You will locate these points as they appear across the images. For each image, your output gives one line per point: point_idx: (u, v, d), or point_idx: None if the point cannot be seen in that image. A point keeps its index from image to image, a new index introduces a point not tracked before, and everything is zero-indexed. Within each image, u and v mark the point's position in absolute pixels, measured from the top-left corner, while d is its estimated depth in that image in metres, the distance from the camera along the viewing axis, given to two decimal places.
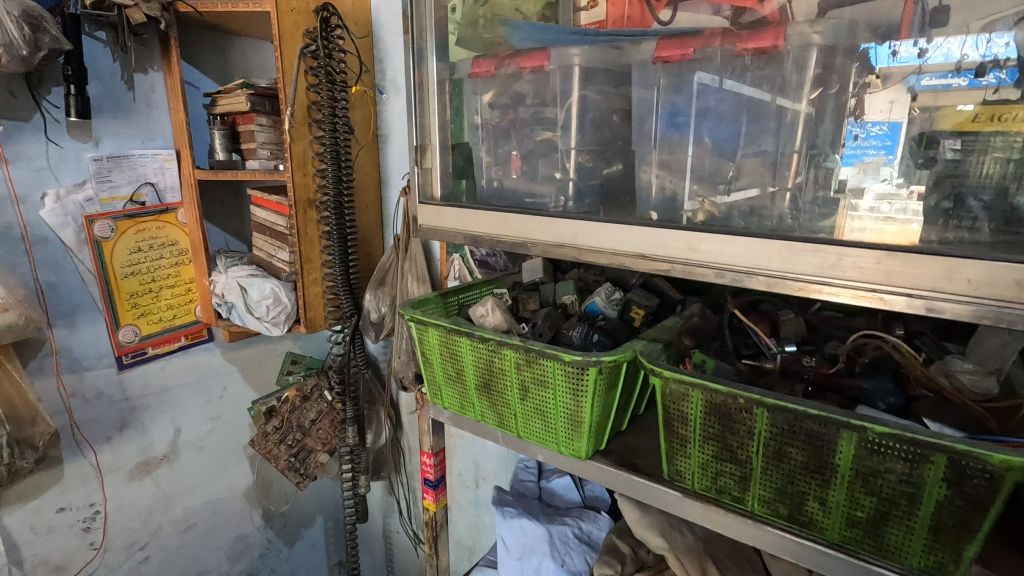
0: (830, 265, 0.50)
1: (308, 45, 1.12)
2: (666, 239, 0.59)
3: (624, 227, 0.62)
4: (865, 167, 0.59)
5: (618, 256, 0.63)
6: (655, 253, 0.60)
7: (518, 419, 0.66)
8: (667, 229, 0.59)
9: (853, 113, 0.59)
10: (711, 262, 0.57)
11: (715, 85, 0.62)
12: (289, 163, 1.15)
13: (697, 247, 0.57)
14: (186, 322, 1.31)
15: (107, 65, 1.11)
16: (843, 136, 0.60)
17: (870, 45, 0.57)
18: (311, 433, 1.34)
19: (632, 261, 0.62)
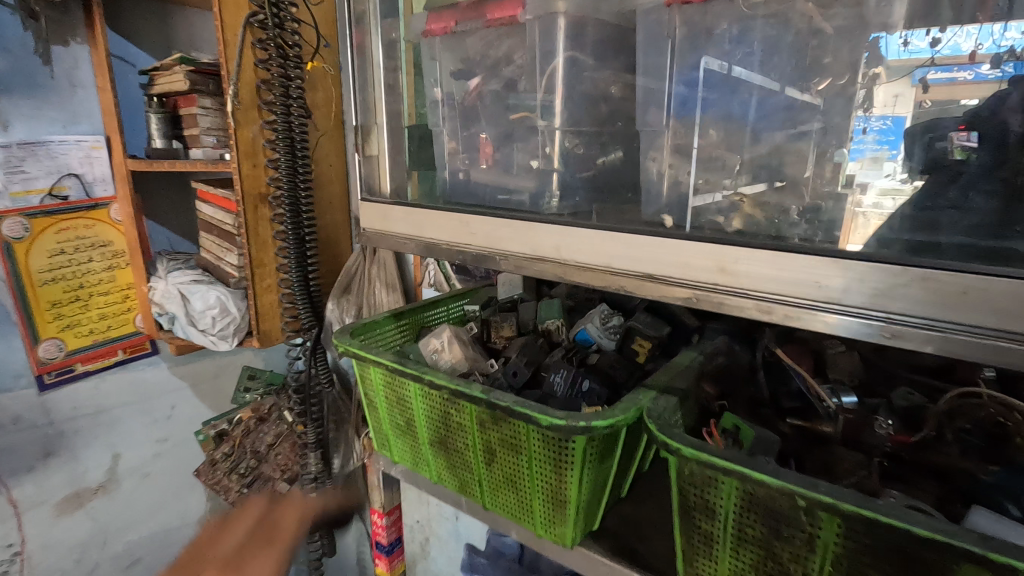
0: (950, 300, 0.34)
1: (255, 13, 0.95)
2: (688, 256, 0.43)
3: (625, 236, 0.46)
4: (867, 163, 0.50)
5: (620, 277, 0.46)
6: (670, 273, 0.44)
7: (483, 488, 0.50)
8: (690, 242, 0.43)
9: (862, 106, 0.49)
10: (753, 289, 0.40)
11: (724, 72, 0.50)
12: (235, 151, 0.98)
13: (732, 268, 0.41)
14: (125, 334, 1.15)
15: (15, 36, 0.94)
16: (849, 131, 0.50)
17: (879, 34, 0.47)
18: (269, 459, 1.16)
19: (640, 283, 0.45)
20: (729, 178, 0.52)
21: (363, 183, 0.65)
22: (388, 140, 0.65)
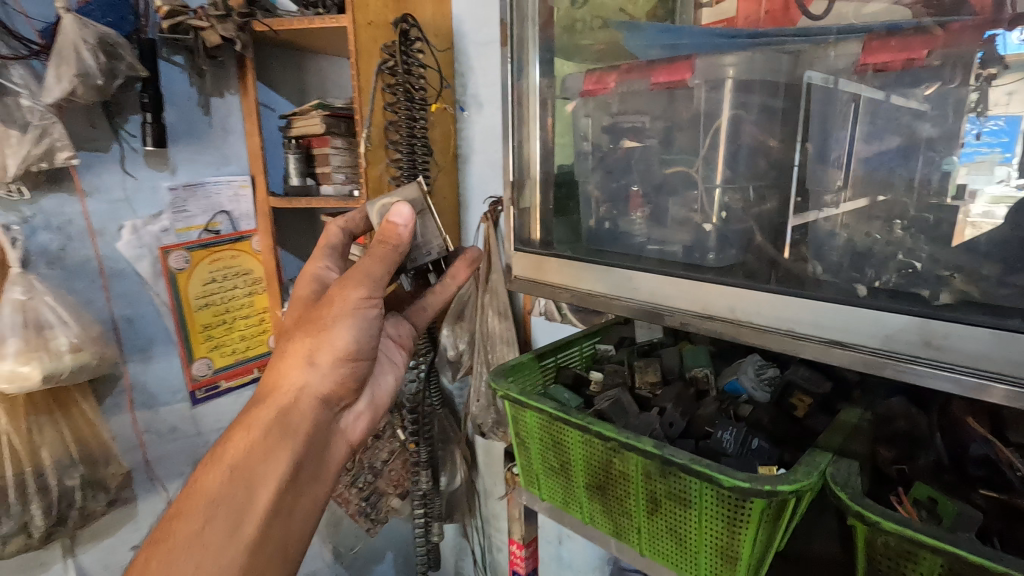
0: None
1: (386, 60, 1.02)
2: (888, 327, 0.41)
3: (813, 303, 0.45)
4: (975, 168, 0.43)
5: (798, 341, 0.46)
6: (854, 337, 0.43)
7: (641, 533, 0.51)
8: (887, 311, 0.41)
9: (975, 109, 0.43)
10: (955, 363, 0.39)
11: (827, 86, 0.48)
12: (365, 188, 1.05)
13: (936, 341, 0.39)
14: (259, 353, 1.27)
15: (183, 90, 1.06)
16: (963, 130, 0.43)
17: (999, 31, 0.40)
18: (384, 474, 1.25)
19: (825, 348, 0.45)
20: (830, 195, 0.49)
21: (516, 231, 0.69)
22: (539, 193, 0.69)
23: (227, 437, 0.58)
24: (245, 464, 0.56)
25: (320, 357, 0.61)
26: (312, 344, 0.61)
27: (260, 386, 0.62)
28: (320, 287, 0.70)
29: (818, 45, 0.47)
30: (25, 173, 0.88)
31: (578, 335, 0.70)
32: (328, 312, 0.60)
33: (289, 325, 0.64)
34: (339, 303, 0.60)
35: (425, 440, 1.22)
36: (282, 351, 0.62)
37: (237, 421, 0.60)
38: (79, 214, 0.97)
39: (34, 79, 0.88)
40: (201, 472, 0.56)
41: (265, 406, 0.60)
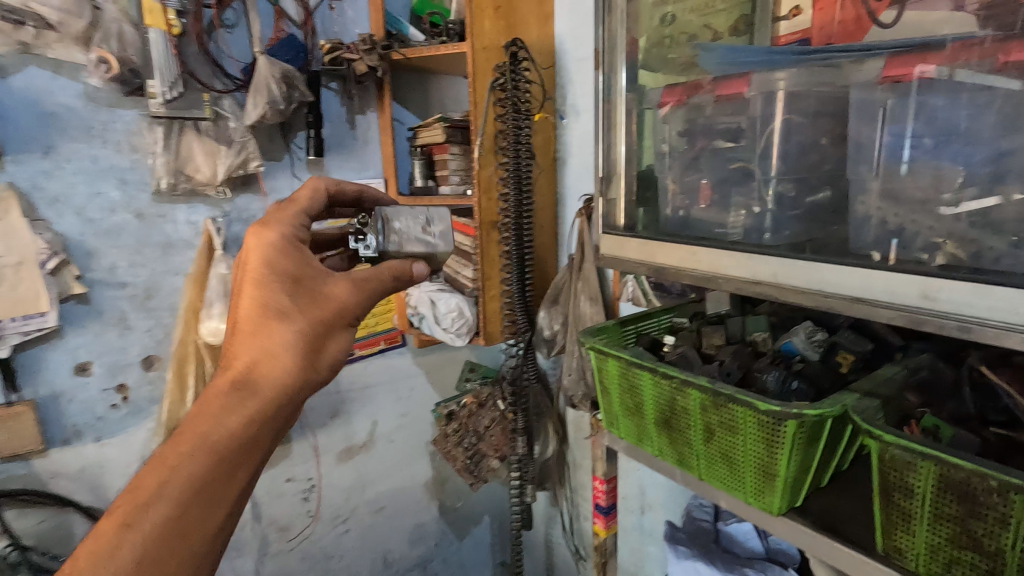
0: None
1: (497, 78, 1.20)
2: (895, 283, 0.52)
3: (842, 267, 0.55)
4: None
5: (828, 298, 0.57)
6: (872, 294, 0.53)
7: (700, 460, 0.63)
8: (897, 272, 0.51)
9: None
10: (948, 313, 0.48)
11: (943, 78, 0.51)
12: (477, 188, 1.24)
13: (933, 294, 0.49)
14: (386, 328, 1.49)
15: (336, 110, 1.31)
16: None
17: None
18: (486, 438, 1.42)
19: (848, 304, 0.55)
20: (949, 194, 0.52)
21: (604, 218, 0.83)
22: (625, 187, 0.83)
23: (206, 423, 0.52)
24: (235, 458, 0.53)
25: (319, 360, 0.60)
26: (307, 339, 0.59)
27: (231, 368, 0.56)
28: (285, 253, 0.62)
29: (853, 62, 0.56)
30: (228, 178, 1.16)
31: (656, 307, 0.82)
32: (328, 318, 0.61)
33: (283, 314, 0.58)
34: (341, 311, 0.62)
35: (522, 409, 1.39)
36: (278, 343, 0.57)
37: (214, 407, 0.54)
38: (261, 210, 1.24)
39: (239, 108, 1.15)
40: (179, 463, 0.50)
41: (239, 391, 0.55)
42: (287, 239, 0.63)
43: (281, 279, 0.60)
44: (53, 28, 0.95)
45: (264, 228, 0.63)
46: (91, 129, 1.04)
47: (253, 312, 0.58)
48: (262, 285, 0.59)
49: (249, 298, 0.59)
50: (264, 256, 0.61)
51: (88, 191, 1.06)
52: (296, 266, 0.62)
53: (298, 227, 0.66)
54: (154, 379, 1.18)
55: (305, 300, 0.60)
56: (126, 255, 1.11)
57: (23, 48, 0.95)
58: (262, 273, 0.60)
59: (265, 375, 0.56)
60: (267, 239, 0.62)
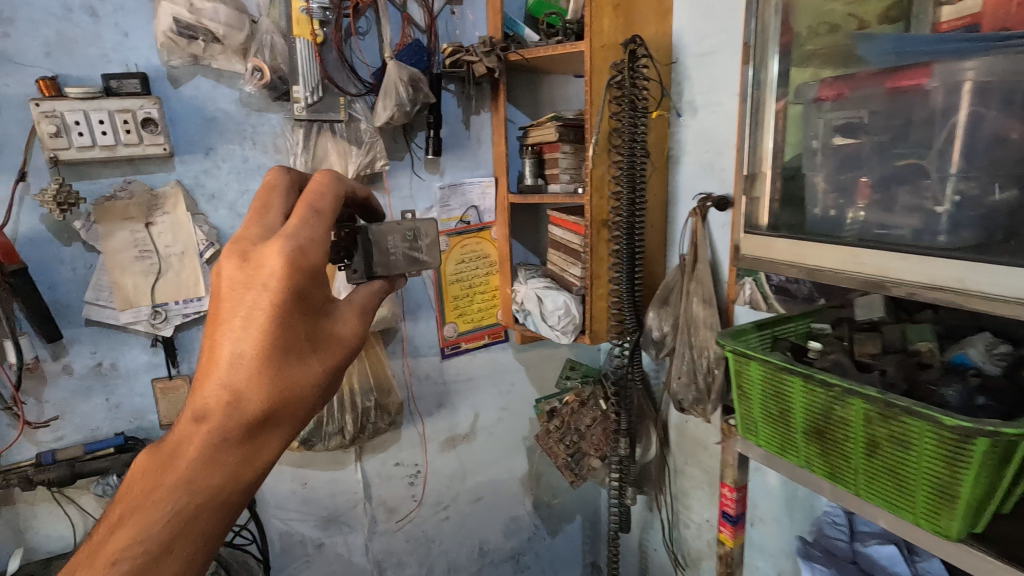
0: None
1: (614, 76, 1.19)
2: None
3: None
4: None
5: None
6: None
7: (857, 473, 0.60)
8: None
9: None
10: None
11: None
12: (589, 186, 1.24)
13: None
14: (490, 323, 1.52)
15: (453, 111, 1.36)
16: None
17: None
18: (587, 437, 1.44)
19: None
20: None
21: (746, 217, 0.81)
22: (769, 186, 0.80)
23: (218, 477, 0.50)
24: (239, 510, 0.52)
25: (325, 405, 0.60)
26: (325, 383, 0.57)
27: (247, 408, 0.51)
28: (307, 279, 0.56)
29: None
30: (357, 176, 1.23)
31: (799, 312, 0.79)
32: (344, 358, 0.60)
33: (302, 359, 0.55)
34: (352, 353, 0.62)
35: (625, 410, 1.37)
36: (298, 395, 0.54)
37: (225, 456, 0.50)
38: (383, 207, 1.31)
39: (369, 110, 1.21)
40: (190, 523, 0.48)
41: (253, 436, 0.52)
42: (316, 263, 0.56)
43: (302, 312, 0.55)
44: (218, 41, 1.05)
45: (299, 248, 0.56)
46: (243, 132, 1.14)
47: (273, 352, 0.53)
48: (287, 322, 0.54)
49: (268, 328, 0.53)
50: (292, 282, 0.54)
51: (239, 188, 1.16)
52: (315, 297, 0.57)
53: (326, 241, 0.58)
54: None
55: (318, 341, 0.58)
56: None
57: (193, 60, 1.06)
58: (288, 305, 0.54)
59: (282, 422, 0.54)
60: (300, 261, 0.55)
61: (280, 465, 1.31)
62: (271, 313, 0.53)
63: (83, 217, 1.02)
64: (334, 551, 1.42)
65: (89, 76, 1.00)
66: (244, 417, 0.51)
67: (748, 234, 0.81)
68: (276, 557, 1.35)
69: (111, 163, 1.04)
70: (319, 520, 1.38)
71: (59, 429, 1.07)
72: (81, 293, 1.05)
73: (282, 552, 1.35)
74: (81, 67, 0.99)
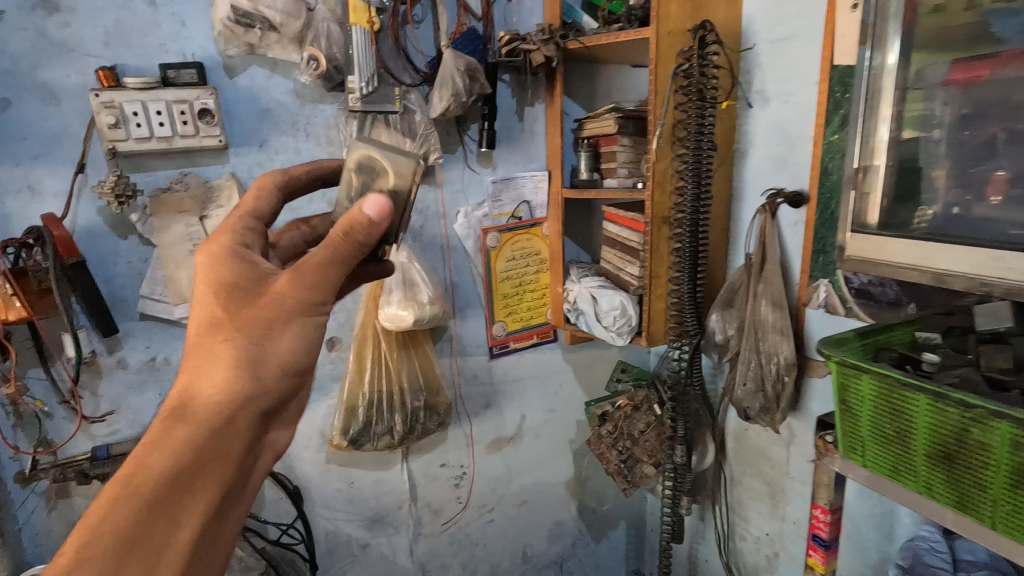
0: None
1: (681, 64, 1.13)
2: None
3: None
4: None
5: None
6: None
7: (994, 503, 0.55)
8: None
9: None
10: None
11: None
12: (651, 181, 1.18)
13: None
14: (539, 323, 1.47)
15: (507, 103, 1.31)
16: None
17: None
18: (640, 443, 1.37)
19: None
20: None
21: (855, 212, 0.76)
22: (883, 178, 0.75)
23: (136, 467, 0.50)
24: (173, 487, 0.50)
25: (262, 367, 0.55)
26: (241, 351, 0.54)
27: (171, 396, 0.54)
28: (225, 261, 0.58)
29: None
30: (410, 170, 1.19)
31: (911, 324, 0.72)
32: (274, 317, 0.55)
33: (214, 325, 0.55)
34: (279, 307, 0.55)
35: (682, 417, 1.30)
36: (211, 359, 0.54)
37: (145, 445, 0.52)
38: (435, 201, 1.27)
39: (423, 101, 1.18)
40: (116, 493, 0.49)
41: (173, 419, 0.53)
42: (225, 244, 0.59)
43: (216, 289, 0.56)
44: (275, 29, 1.02)
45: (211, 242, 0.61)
46: (297, 124, 1.12)
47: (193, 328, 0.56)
48: (200, 303, 0.56)
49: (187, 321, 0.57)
50: (205, 267, 0.57)
51: None
52: (235, 274, 0.57)
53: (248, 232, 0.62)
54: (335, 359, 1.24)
55: (239, 304, 0.56)
56: None
57: (249, 49, 1.04)
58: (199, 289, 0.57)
59: (200, 401, 0.53)
60: (209, 249, 0.59)
61: (327, 464, 1.28)
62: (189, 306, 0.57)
63: (140, 210, 1.01)
64: (378, 552, 1.39)
65: (146, 66, 0.98)
66: (171, 399, 0.54)
67: (856, 232, 0.76)
68: (322, 556, 1.33)
69: (166, 155, 1.02)
70: (364, 521, 1.36)
71: (113, 423, 1.06)
72: (137, 286, 1.04)
73: (327, 553, 1.33)
74: (139, 57, 0.97)
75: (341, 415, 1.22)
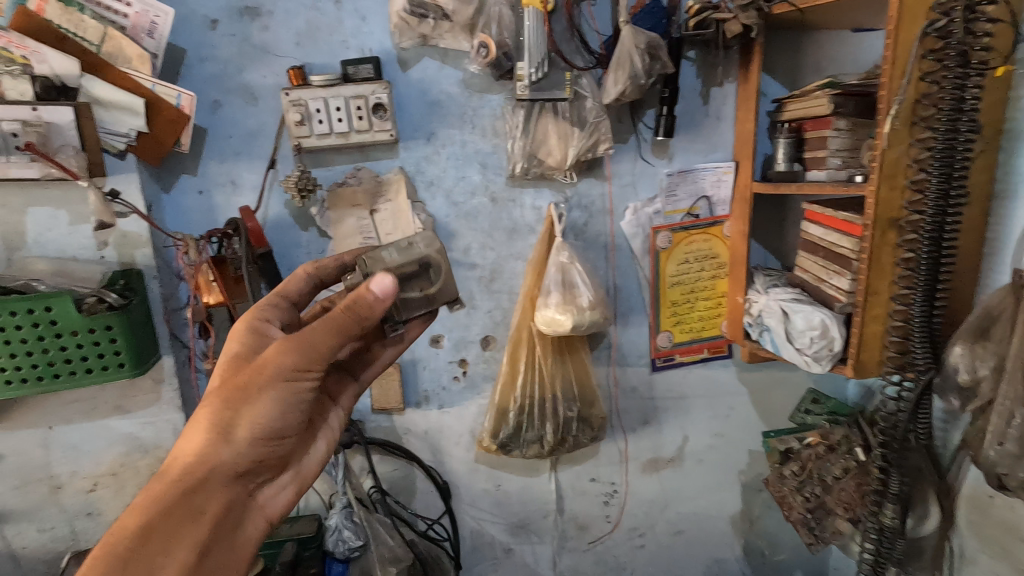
0: None
1: (935, 21, 0.86)
2: None
3: None
4: None
5: None
6: None
7: None
8: None
9: None
10: None
11: None
12: (877, 173, 0.92)
13: None
14: (712, 335, 1.29)
15: (691, 83, 1.14)
16: None
17: None
18: (834, 492, 1.13)
19: None
20: None
21: None
22: None
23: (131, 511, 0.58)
24: (152, 542, 0.56)
25: (239, 430, 0.62)
26: (219, 410, 0.62)
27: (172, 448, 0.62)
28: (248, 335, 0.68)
29: None
30: (576, 162, 1.09)
31: None
32: (257, 382, 0.62)
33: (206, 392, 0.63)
34: (258, 376, 0.62)
35: (897, 469, 1.04)
36: (195, 423, 0.62)
37: (148, 490, 0.60)
38: (601, 196, 1.17)
39: (596, 86, 1.06)
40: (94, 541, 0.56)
41: (168, 468, 0.61)
42: (249, 323, 0.69)
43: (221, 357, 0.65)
44: (447, 18, 0.99)
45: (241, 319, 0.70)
46: (464, 116, 1.08)
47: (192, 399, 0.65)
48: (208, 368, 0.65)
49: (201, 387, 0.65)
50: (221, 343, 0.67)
51: (457, 175, 1.11)
52: (239, 345, 0.66)
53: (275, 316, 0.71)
54: (489, 358, 1.20)
55: (233, 372, 0.64)
56: (479, 237, 1.15)
57: (422, 40, 1.02)
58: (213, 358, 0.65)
59: (187, 453, 0.61)
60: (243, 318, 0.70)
61: (476, 463, 1.26)
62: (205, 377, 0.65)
63: (319, 204, 1.05)
64: (521, 559, 1.35)
65: (330, 64, 1.01)
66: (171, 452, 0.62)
67: None
68: (466, 554, 1.32)
69: (343, 150, 1.05)
70: (509, 525, 1.32)
71: None
72: None
73: (471, 551, 1.32)
74: (324, 55, 1.01)
75: (491, 417, 1.18)
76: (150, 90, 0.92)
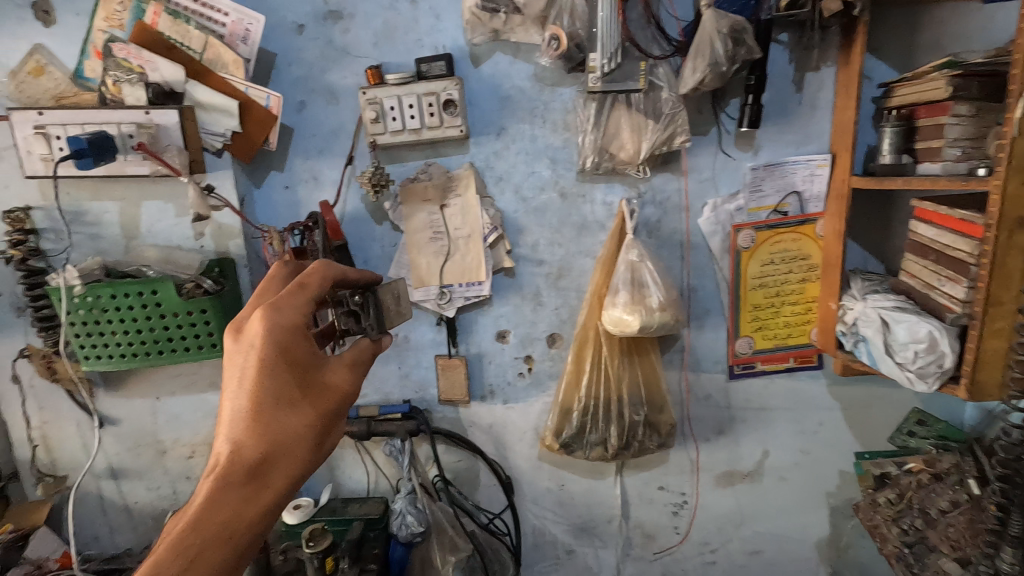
0: None
1: None
2: None
3: None
4: None
5: None
6: None
7: None
8: None
9: None
10: None
11: None
12: (1004, 164, 0.79)
13: None
14: (800, 343, 1.18)
15: (781, 69, 1.06)
16: None
17: None
18: (938, 526, 1.00)
19: None
20: None
21: None
22: None
23: (225, 515, 0.59)
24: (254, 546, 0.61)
25: (325, 444, 0.68)
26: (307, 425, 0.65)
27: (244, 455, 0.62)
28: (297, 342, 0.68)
29: None
30: (650, 156, 1.04)
31: None
32: (341, 406, 0.69)
33: (290, 402, 0.65)
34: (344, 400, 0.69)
35: (1018, 506, 0.88)
36: (288, 434, 0.64)
37: (230, 496, 0.60)
38: (678, 192, 1.11)
39: (674, 76, 1.01)
40: (197, 547, 0.57)
41: (252, 478, 0.61)
42: (302, 327, 0.69)
43: (293, 369, 0.66)
44: (519, 11, 0.98)
45: (275, 316, 0.67)
46: (535, 110, 1.07)
47: (257, 404, 0.64)
48: (275, 376, 0.65)
49: (271, 397, 0.64)
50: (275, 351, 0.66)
51: (526, 171, 1.10)
52: (304, 356, 0.68)
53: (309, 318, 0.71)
54: (554, 356, 1.19)
55: (312, 388, 0.67)
56: (547, 233, 1.13)
57: (493, 36, 1.02)
58: (274, 363, 0.65)
59: (272, 462, 0.63)
60: (286, 321, 0.68)
61: (539, 460, 1.25)
62: (276, 389, 0.64)
63: (393, 199, 1.10)
64: (583, 562, 1.32)
65: (405, 62, 1.04)
66: (244, 458, 0.62)
67: None
68: (528, 551, 1.32)
69: (417, 146, 1.08)
70: (571, 526, 1.30)
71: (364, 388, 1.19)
72: (386, 268, 1.14)
73: (532, 548, 1.31)
74: (400, 54, 1.04)
75: (555, 416, 1.17)
76: (245, 93, 1.00)
